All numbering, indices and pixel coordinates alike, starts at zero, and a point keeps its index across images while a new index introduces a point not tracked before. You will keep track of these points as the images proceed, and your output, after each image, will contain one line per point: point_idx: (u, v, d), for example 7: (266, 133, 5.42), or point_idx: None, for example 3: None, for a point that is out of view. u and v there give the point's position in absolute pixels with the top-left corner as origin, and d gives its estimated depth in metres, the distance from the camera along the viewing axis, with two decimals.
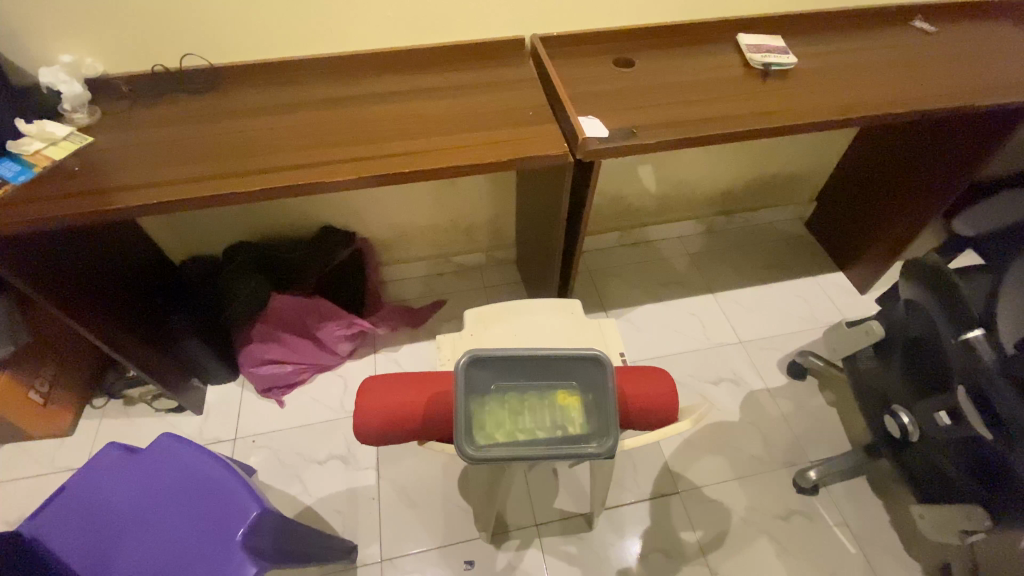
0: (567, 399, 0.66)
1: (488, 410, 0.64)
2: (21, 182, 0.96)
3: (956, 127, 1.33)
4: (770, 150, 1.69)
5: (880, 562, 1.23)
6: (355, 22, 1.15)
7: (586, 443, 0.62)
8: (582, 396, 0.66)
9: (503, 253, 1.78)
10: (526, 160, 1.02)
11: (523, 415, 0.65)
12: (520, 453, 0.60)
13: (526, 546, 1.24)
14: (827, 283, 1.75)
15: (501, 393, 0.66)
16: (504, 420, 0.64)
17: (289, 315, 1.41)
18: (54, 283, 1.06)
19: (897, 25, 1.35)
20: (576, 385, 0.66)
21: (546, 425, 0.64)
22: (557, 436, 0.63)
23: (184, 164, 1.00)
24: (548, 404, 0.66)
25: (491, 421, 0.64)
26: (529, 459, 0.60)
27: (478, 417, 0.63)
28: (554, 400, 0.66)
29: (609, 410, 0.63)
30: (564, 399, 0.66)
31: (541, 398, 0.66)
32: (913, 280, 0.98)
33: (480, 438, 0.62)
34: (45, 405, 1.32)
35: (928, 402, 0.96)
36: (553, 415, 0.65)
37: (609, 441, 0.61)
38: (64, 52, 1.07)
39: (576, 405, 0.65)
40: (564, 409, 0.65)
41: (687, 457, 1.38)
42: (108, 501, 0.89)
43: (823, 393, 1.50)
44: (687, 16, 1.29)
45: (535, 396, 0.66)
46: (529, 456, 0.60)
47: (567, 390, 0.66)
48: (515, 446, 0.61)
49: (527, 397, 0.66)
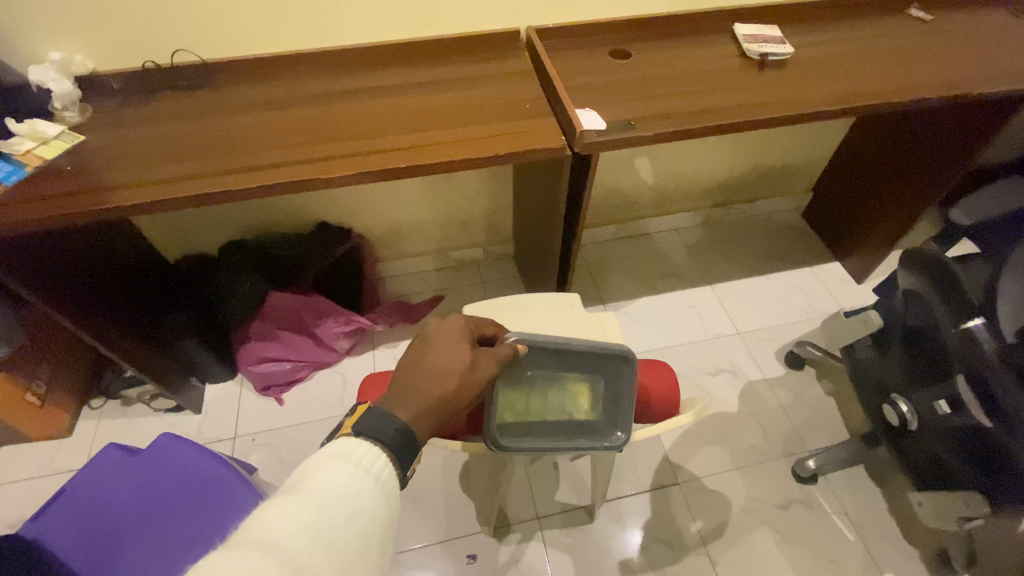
0: (581, 388, 0.76)
1: (508, 395, 0.73)
2: (12, 182, 0.95)
3: (942, 131, 1.37)
4: (767, 139, 1.68)
5: (879, 551, 1.24)
6: (348, 14, 1.13)
7: (596, 436, 0.76)
8: (594, 385, 0.76)
9: (500, 247, 1.77)
10: (525, 153, 1.01)
11: (535, 400, 0.75)
12: (534, 444, 0.74)
13: (527, 539, 1.25)
14: (823, 272, 1.76)
15: (520, 379, 0.74)
16: (518, 403, 0.75)
17: (286, 314, 1.40)
18: (46, 283, 1.04)
19: (893, 13, 1.34)
20: (592, 376, 0.76)
21: (556, 409, 0.76)
22: (567, 422, 0.76)
23: (176, 162, 0.99)
24: (562, 390, 0.76)
25: (509, 405, 0.74)
26: (547, 448, 0.74)
27: (499, 404, 0.73)
28: (568, 387, 0.76)
29: (618, 409, 0.76)
30: (578, 388, 0.76)
31: (557, 385, 0.75)
32: (912, 269, 0.98)
33: (502, 429, 0.73)
34: (42, 406, 1.31)
35: (928, 391, 0.96)
36: (564, 399, 0.76)
37: (616, 436, 0.76)
38: (52, 49, 1.05)
39: (586, 393, 0.76)
40: (576, 397, 0.76)
41: (687, 448, 1.39)
42: (110, 503, 0.88)
43: (822, 383, 1.51)
44: (681, 8, 1.28)
45: (550, 383, 0.75)
46: (543, 446, 0.74)
47: (582, 380, 0.76)
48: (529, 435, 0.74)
49: (543, 384, 0.75)
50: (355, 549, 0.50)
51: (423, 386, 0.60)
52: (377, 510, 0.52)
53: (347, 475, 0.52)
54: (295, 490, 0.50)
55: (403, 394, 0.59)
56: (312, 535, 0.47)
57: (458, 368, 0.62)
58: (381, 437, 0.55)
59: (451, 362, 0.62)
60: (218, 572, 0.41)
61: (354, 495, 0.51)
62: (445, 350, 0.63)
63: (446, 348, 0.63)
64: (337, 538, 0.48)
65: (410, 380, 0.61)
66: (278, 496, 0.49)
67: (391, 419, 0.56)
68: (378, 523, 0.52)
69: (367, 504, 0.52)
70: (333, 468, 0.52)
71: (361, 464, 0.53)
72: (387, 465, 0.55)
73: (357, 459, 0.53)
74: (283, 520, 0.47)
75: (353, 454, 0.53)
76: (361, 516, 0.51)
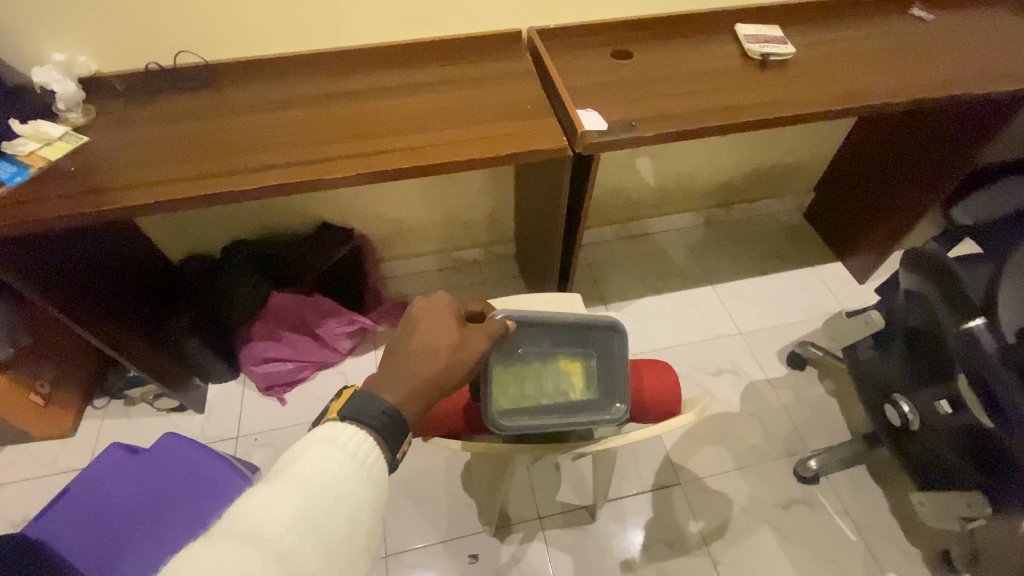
0: (572, 366, 0.78)
1: (502, 376, 0.75)
2: (16, 183, 0.96)
3: (944, 131, 1.37)
4: (769, 139, 1.68)
5: (881, 551, 1.24)
6: (349, 14, 1.13)
7: (598, 411, 0.76)
8: (584, 362, 0.79)
9: (502, 247, 1.78)
10: (526, 153, 1.01)
11: (529, 381, 0.76)
12: (539, 422, 0.73)
13: (529, 538, 1.25)
14: (825, 272, 1.76)
15: (513, 359, 0.76)
16: (513, 385, 0.76)
17: (289, 313, 1.42)
18: (49, 283, 1.05)
19: (895, 13, 1.34)
20: (581, 353, 0.79)
21: (552, 390, 0.77)
22: (565, 401, 0.76)
23: (179, 163, 0.99)
24: (554, 370, 0.78)
25: (505, 387, 0.75)
26: (552, 426, 0.74)
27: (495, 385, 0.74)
28: (558, 366, 0.78)
29: (614, 381, 0.78)
30: (569, 366, 0.78)
31: (548, 365, 0.78)
32: (913, 269, 0.98)
33: (503, 411, 0.73)
34: (46, 405, 1.32)
35: (928, 391, 0.96)
36: (557, 379, 0.77)
37: (616, 407, 0.77)
38: (56, 50, 1.06)
39: (579, 371, 0.78)
40: (568, 375, 0.78)
41: (688, 449, 1.39)
42: (111, 501, 0.88)
43: (823, 383, 1.51)
44: (683, 8, 1.28)
45: (541, 363, 0.78)
46: (547, 424, 0.73)
47: (571, 358, 0.79)
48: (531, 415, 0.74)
49: (535, 364, 0.77)
50: (342, 531, 0.50)
51: (420, 380, 0.60)
52: (365, 493, 0.53)
53: (331, 459, 0.52)
54: (280, 475, 0.51)
55: (392, 378, 0.59)
56: (296, 522, 0.48)
57: (447, 346, 0.62)
58: (366, 421, 0.55)
59: (442, 350, 0.62)
60: (203, 567, 0.42)
61: (340, 480, 0.52)
62: (435, 329, 0.63)
63: (436, 326, 0.63)
64: (322, 523, 0.49)
65: (399, 363, 0.60)
66: (263, 483, 0.50)
67: (378, 403, 0.57)
68: (367, 506, 0.53)
69: (354, 488, 0.52)
70: (317, 454, 0.52)
71: (345, 449, 0.53)
72: (373, 448, 0.55)
73: (340, 444, 0.54)
74: (265, 508, 0.48)
75: (337, 438, 0.54)
76: (346, 500, 0.51)
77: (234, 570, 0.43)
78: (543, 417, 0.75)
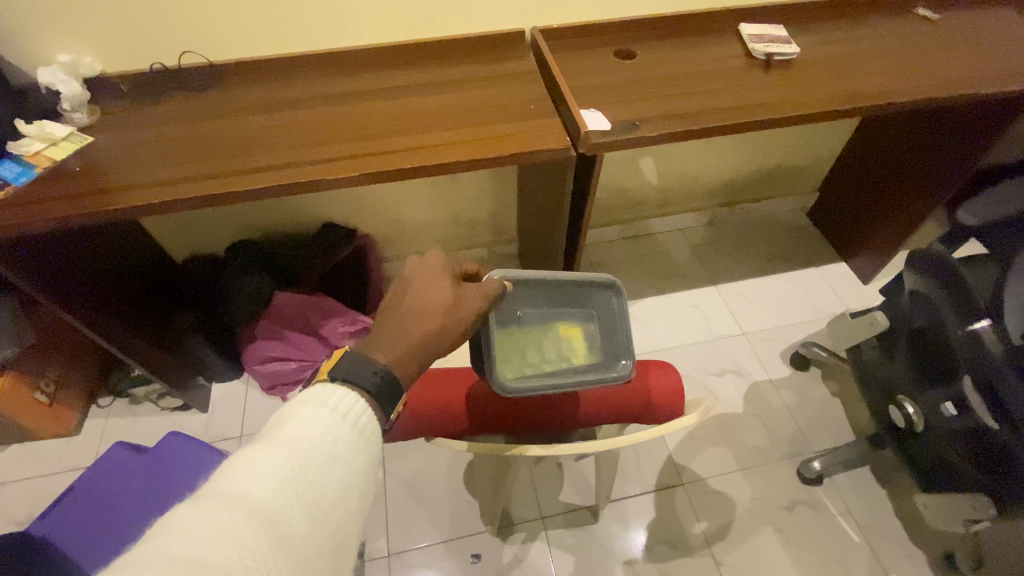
0: (571, 331, 0.80)
1: (506, 343, 0.74)
2: (21, 183, 0.96)
3: (951, 130, 1.36)
4: (772, 139, 1.67)
5: (885, 553, 1.23)
6: (353, 15, 1.13)
7: (604, 369, 0.78)
8: (583, 327, 0.81)
9: (504, 247, 1.78)
10: (529, 153, 1.01)
11: (532, 348, 0.76)
12: (551, 382, 0.73)
13: (532, 538, 1.25)
14: (828, 273, 1.75)
15: (512, 325, 0.75)
16: (517, 352, 0.75)
17: (290, 313, 1.38)
18: (53, 282, 1.05)
19: (899, 13, 1.33)
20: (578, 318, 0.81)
21: (556, 355, 0.77)
22: (571, 363, 0.77)
23: (183, 163, 0.99)
24: (555, 336, 0.78)
25: (510, 353, 0.74)
26: (563, 385, 0.73)
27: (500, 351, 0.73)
28: (559, 333, 0.79)
29: (614, 339, 0.80)
30: (567, 331, 0.79)
31: (549, 332, 0.78)
32: (917, 271, 0.98)
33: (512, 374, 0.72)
34: (51, 404, 1.32)
35: (935, 392, 0.95)
36: (559, 345, 0.78)
37: (622, 363, 0.79)
38: (62, 50, 1.06)
39: (578, 336, 0.80)
40: (570, 340, 0.79)
41: (691, 449, 1.38)
42: (115, 497, 0.88)
43: (826, 383, 1.50)
44: (686, 7, 1.27)
45: (542, 329, 0.78)
46: (559, 382, 0.73)
47: (570, 324, 0.80)
48: (541, 377, 0.73)
49: (535, 330, 0.77)
50: (333, 491, 0.50)
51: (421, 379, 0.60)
52: (355, 456, 0.52)
53: (321, 421, 0.52)
54: (269, 437, 0.50)
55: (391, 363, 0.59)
56: (284, 483, 0.47)
57: (442, 307, 0.61)
58: (359, 383, 0.54)
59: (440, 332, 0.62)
60: (185, 528, 0.41)
61: (330, 439, 0.51)
62: (431, 290, 0.62)
63: (433, 287, 0.63)
64: (312, 485, 0.48)
65: (393, 331, 0.59)
66: (251, 445, 0.50)
67: (370, 363, 0.56)
68: (358, 468, 0.52)
69: (345, 450, 0.52)
70: (308, 416, 0.51)
71: (337, 410, 0.53)
72: (365, 410, 0.54)
73: (332, 406, 0.53)
74: (252, 469, 0.47)
75: (327, 400, 0.53)
76: (338, 463, 0.51)
77: (218, 530, 0.42)
78: (551, 379, 0.74)
